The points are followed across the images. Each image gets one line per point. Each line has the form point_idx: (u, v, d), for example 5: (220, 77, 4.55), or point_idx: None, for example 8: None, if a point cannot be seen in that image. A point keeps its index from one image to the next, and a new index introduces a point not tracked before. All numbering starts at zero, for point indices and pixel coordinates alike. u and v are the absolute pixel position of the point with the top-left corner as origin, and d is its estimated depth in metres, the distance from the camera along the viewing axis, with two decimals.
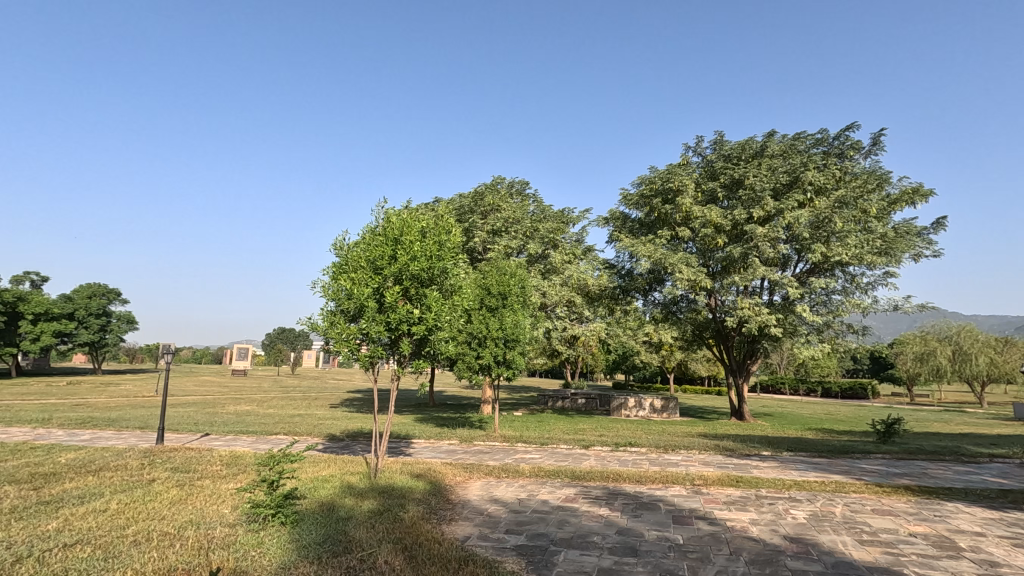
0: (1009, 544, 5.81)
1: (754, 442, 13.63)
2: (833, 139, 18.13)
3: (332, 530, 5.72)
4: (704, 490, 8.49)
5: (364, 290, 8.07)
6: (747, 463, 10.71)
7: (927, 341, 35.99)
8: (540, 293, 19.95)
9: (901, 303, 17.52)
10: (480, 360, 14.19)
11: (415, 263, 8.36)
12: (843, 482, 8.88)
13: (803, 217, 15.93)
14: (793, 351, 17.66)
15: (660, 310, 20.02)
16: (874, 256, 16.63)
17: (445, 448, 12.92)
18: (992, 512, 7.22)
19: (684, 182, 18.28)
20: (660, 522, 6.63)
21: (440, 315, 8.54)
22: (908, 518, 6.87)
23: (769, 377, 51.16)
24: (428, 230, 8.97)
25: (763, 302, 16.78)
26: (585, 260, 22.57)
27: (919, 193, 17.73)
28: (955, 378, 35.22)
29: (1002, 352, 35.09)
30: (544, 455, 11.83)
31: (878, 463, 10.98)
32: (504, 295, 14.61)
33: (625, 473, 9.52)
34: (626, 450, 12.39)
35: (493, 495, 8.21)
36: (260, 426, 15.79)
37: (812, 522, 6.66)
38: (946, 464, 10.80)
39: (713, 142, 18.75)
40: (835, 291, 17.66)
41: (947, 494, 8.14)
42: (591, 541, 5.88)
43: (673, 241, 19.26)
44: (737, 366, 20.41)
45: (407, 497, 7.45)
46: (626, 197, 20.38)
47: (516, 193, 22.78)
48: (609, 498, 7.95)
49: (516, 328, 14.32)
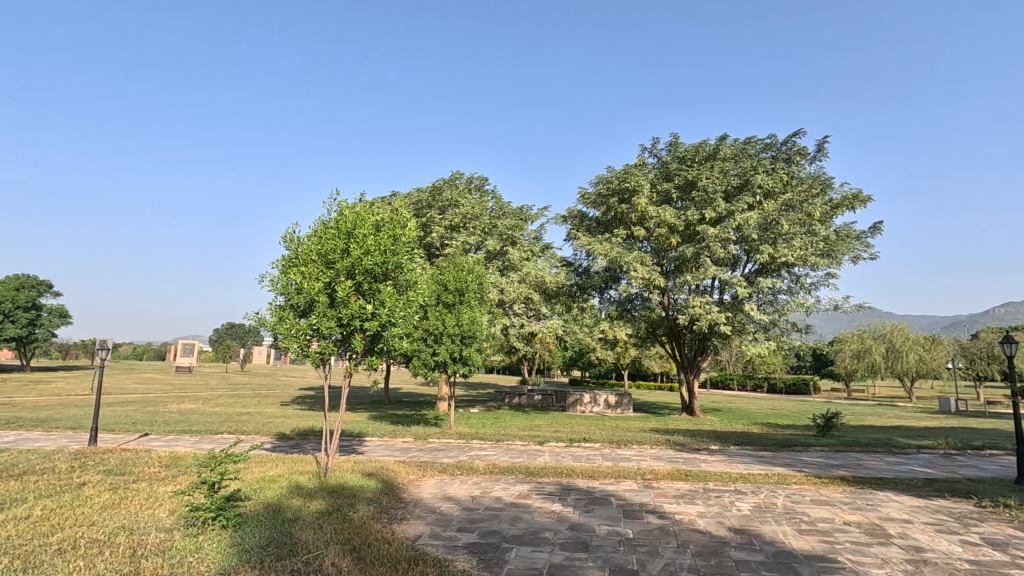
0: (933, 531, 6.18)
1: (703, 436, 14.05)
2: (782, 144, 18.84)
3: (277, 533, 5.51)
4: (655, 484, 8.67)
5: (315, 284, 7.82)
6: (697, 458, 11.02)
7: (863, 339, 37.96)
8: (497, 290, 19.94)
9: (841, 303, 18.40)
10: (436, 357, 14.01)
11: (369, 257, 8.17)
12: (785, 474, 9.27)
13: (752, 219, 16.55)
14: (741, 348, 18.30)
15: (616, 308, 20.40)
16: (817, 258, 17.40)
17: (400, 446, 12.76)
18: (919, 500, 7.68)
19: (640, 182, 18.61)
20: (612, 517, 6.73)
21: (395, 311, 8.37)
22: (843, 507, 7.23)
23: (719, 374, 52.89)
24: (383, 224, 8.78)
25: (713, 301, 17.30)
26: (543, 257, 22.70)
27: (859, 199, 18.66)
28: (888, 374, 37.36)
29: (930, 349, 36.81)
30: (499, 452, 11.83)
31: (817, 455, 11.50)
32: (461, 291, 14.51)
33: (579, 469, 9.62)
34: (581, 446, 12.54)
35: (447, 493, 8.14)
36: (204, 425, 15.14)
37: (756, 513, 6.89)
38: (879, 455, 11.42)
39: (669, 144, 19.19)
40: (781, 291, 18.38)
41: (879, 484, 8.61)
42: (543, 537, 5.91)
43: (628, 240, 19.60)
44: (689, 363, 21.04)
45: (357, 497, 7.28)
46: (584, 196, 20.59)
47: (474, 189, 22.64)
48: (562, 494, 8.01)
49: (472, 324, 14.23)
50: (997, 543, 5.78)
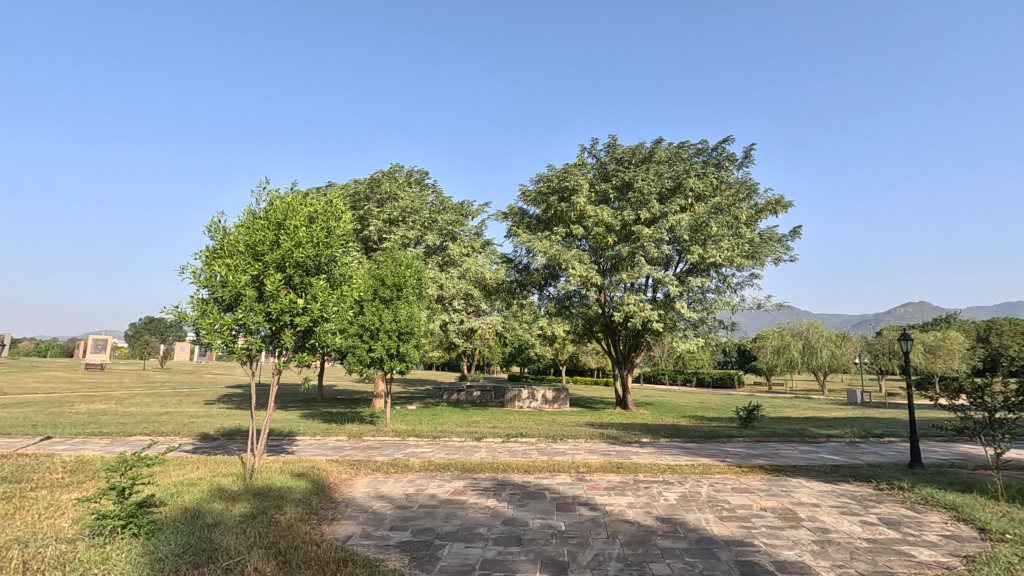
0: (838, 513, 6.70)
1: (635, 430, 14.53)
2: (712, 150, 19.74)
3: (195, 539, 5.21)
4: (588, 477, 8.88)
5: (241, 277, 7.45)
6: (628, 450, 11.39)
7: (783, 335, 40.48)
8: (437, 285, 19.78)
9: (763, 302, 19.54)
10: (372, 353, 13.69)
11: (301, 250, 7.86)
12: (709, 464, 9.74)
13: (684, 221, 17.28)
14: (672, 344, 19.05)
15: (554, 305, 20.70)
16: (743, 259, 18.37)
17: (333, 445, 12.38)
18: (826, 485, 8.29)
19: (579, 182, 18.97)
20: (545, 510, 6.84)
21: (328, 306, 8.10)
22: (760, 494, 7.69)
23: (652, 369, 54.97)
24: (316, 215, 8.46)
25: (647, 298, 17.92)
26: (483, 253, 22.67)
27: (781, 204, 19.85)
28: (804, 369, 40.05)
29: (841, 345, 39.86)
30: (435, 449, 11.73)
31: (739, 446, 12.17)
32: (399, 286, 14.26)
33: (514, 464, 9.70)
34: (517, 441, 12.65)
35: (380, 491, 7.98)
36: (116, 426, 14.08)
37: (681, 503, 7.20)
38: (794, 444, 12.24)
39: (607, 145, 19.68)
40: (709, 290, 19.26)
41: (792, 471, 9.22)
42: (477, 533, 5.91)
43: (568, 238, 19.94)
44: (623, 358, 21.70)
45: (285, 498, 7.00)
46: (525, 193, 20.74)
47: (414, 182, 22.31)
48: (497, 489, 8.05)
49: (410, 320, 14.02)
50: (892, 522, 6.33)
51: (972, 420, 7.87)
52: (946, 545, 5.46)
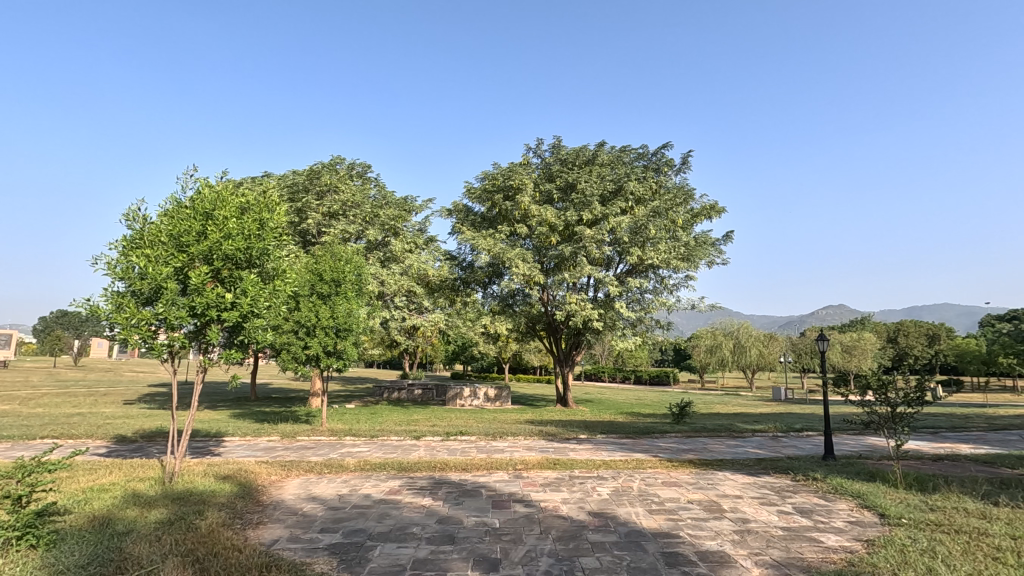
0: (758, 503, 7.09)
1: (573, 427, 14.79)
2: (652, 155, 20.39)
3: (103, 549, 4.86)
4: (524, 473, 8.97)
5: (162, 269, 7.03)
6: (566, 447, 11.60)
7: (715, 335, 42.38)
8: (377, 281, 19.48)
9: (697, 303, 20.36)
10: (308, 351, 13.24)
11: (230, 243, 7.45)
12: (642, 459, 10.06)
13: (624, 223, 17.76)
14: (612, 343, 19.53)
15: (498, 303, 20.63)
16: (679, 262, 19.04)
17: (264, 445, 11.90)
18: (749, 478, 8.76)
19: (523, 182, 19.12)
20: (481, 508, 6.86)
21: (259, 301, 7.72)
22: (688, 487, 8.02)
23: (593, 368, 56.22)
24: (248, 207, 8.05)
25: (587, 298, 18.30)
26: (426, 250, 22.44)
27: (715, 210, 20.75)
28: (734, 367, 42.04)
29: (769, 344, 42.09)
30: (372, 448, 11.51)
31: (671, 441, 12.64)
32: (337, 282, 13.85)
33: (452, 462, 9.68)
34: (457, 439, 12.64)
35: (311, 493, 7.72)
36: (18, 429, 12.94)
37: (613, 497, 7.39)
38: (721, 439, 12.85)
39: (552, 146, 19.94)
40: (647, 291, 19.86)
41: (719, 465, 9.67)
42: (410, 533, 5.84)
43: (512, 237, 20.01)
44: (564, 356, 22.08)
45: (207, 502, 6.65)
46: (470, 190, 20.70)
47: (356, 175, 21.78)
48: (433, 488, 7.99)
49: (349, 317, 13.64)
50: (805, 510, 6.76)
51: (877, 415, 8.52)
52: (850, 531, 5.89)
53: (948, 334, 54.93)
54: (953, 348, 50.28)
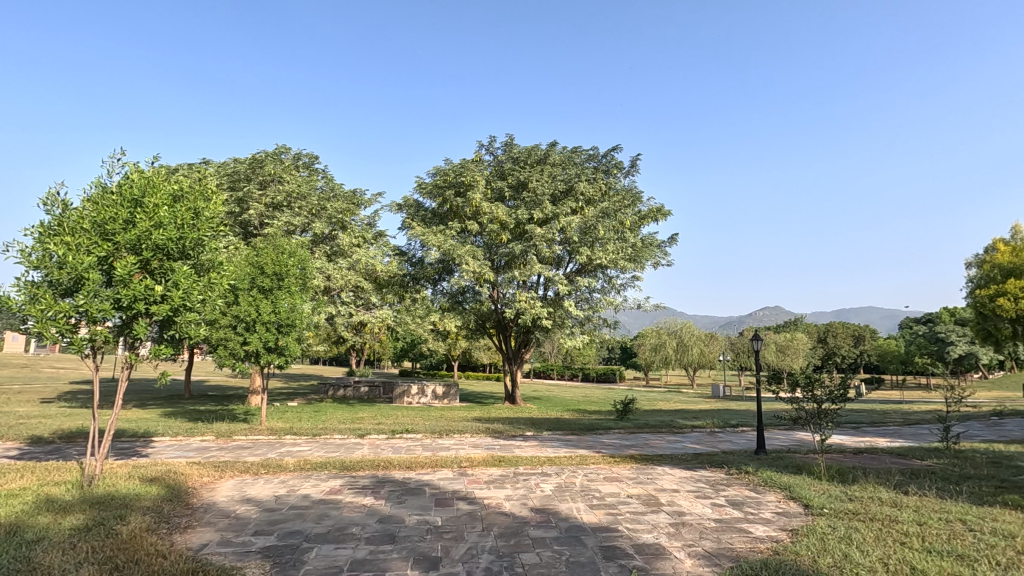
0: (693, 497, 7.36)
1: (520, 424, 14.88)
2: (602, 157, 20.76)
3: (7, 559, 4.50)
4: (469, 471, 8.95)
5: (84, 258, 6.57)
6: (512, 444, 11.68)
7: (660, 333, 43.59)
8: (323, 275, 18.92)
9: (642, 303, 20.91)
10: (247, 347, 12.70)
11: (161, 232, 7.03)
12: (586, 455, 10.24)
13: (574, 222, 18.03)
14: (559, 341, 19.75)
15: (447, 300, 20.36)
16: (626, 262, 19.44)
17: (196, 445, 11.33)
18: (687, 472, 9.09)
19: (475, 178, 19.05)
20: (423, 506, 6.81)
21: (192, 294, 7.32)
22: (628, 482, 8.23)
23: (542, 366, 56.79)
24: (182, 194, 7.61)
25: (537, 296, 18.42)
26: (375, 245, 22.00)
27: (661, 212, 21.35)
28: (677, 365, 43.45)
29: (710, 343, 43.75)
30: (313, 448, 11.19)
31: (614, 437, 12.93)
32: (280, 275, 13.35)
33: (396, 461, 9.53)
34: (402, 437, 12.49)
35: (246, 494, 7.42)
36: None
37: (556, 493, 7.50)
38: (662, 435, 13.27)
39: (504, 144, 19.97)
40: (595, 290, 20.23)
41: (658, 460, 9.97)
42: (349, 533, 5.71)
43: (462, 233, 19.90)
44: (513, 354, 22.21)
45: (131, 506, 6.27)
46: (421, 185, 20.42)
47: (302, 166, 21.07)
48: (376, 487, 7.84)
49: (291, 312, 13.20)
50: (736, 503, 7.08)
51: (804, 411, 8.99)
52: (776, 521, 6.20)
53: (871, 334, 58.87)
54: (875, 348, 53.91)
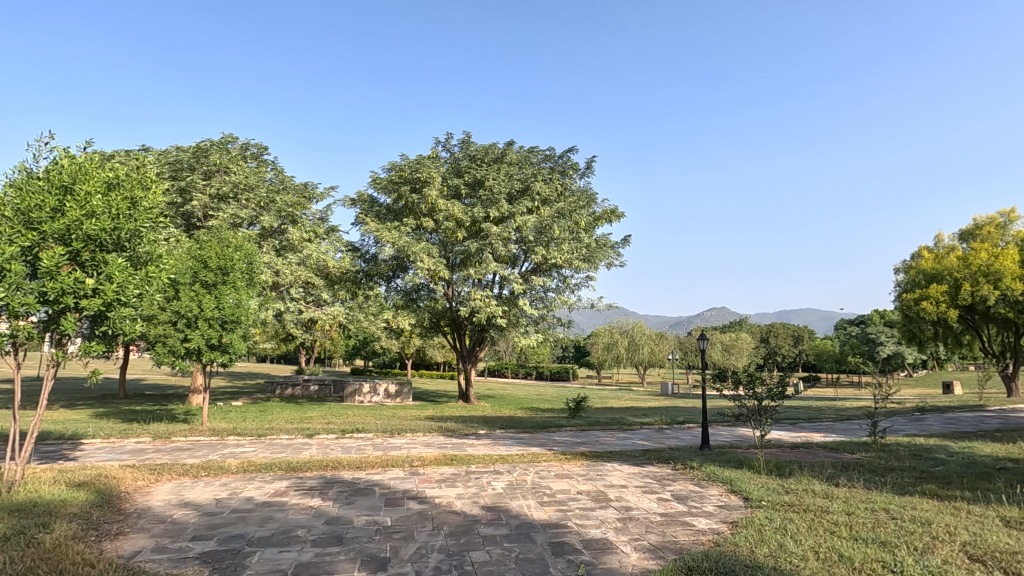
0: (640, 492, 7.56)
1: (473, 422, 14.87)
2: (559, 157, 20.96)
3: None
4: (421, 470, 8.87)
5: (4, 248, 6.12)
6: (464, 442, 11.66)
7: (612, 332, 44.39)
8: (271, 271, 18.30)
9: (596, 302, 21.28)
10: (188, 344, 12.15)
11: (94, 222, 6.64)
12: (538, 453, 10.34)
13: (529, 222, 18.15)
14: (514, 340, 19.82)
15: (401, 297, 20.12)
16: (580, 262, 19.73)
17: (130, 448, 10.75)
18: (635, 468, 9.32)
19: (431, 175, 18.87)
20: (372, 506, 6.71)
21: (128, 289, 6.93)
22: (578, 479, 8.37)
23: (497, 364, 56.90)
24: (118, 182, 7.21)
25: (492, 294, 18.43)
26: (327, 240, 21.46)
27: (616, 214, 21.76)
28: (629, 364, 44.44)
29: (660, 342, 44.97)
30: (258, 448, 10.83)
31: (566, 435, 13.11)
32: (224, 270, 12.83)
33: (346, 461, 9.35)
34: (352, 436, 12.26)
35: (184, 498, 7.10)
36: None
37: (507, 491, 7.54)
38: (613, 432, 13.56)
39: (461, 141, 19.87)
40: (550, 289, 20.43)
41: (608, 457, 10.18)
42: (294, 536, 5.57)
43: (417, 230, 19.69)
44: (467, 352, 22.16)
45: (56, 513, 5.89)
46: (376, 181, 20.07)
47: (251, 157, 20.32)
48: (323, 488, 7.67)
49: (237, 308, 12.71)
50: (681, 497, 7.32)
51: (745, 408, 9.37)
52: (718, 514, 6.45)
53: (809, 334, 61.95)
54: (813, 348, 56.75)
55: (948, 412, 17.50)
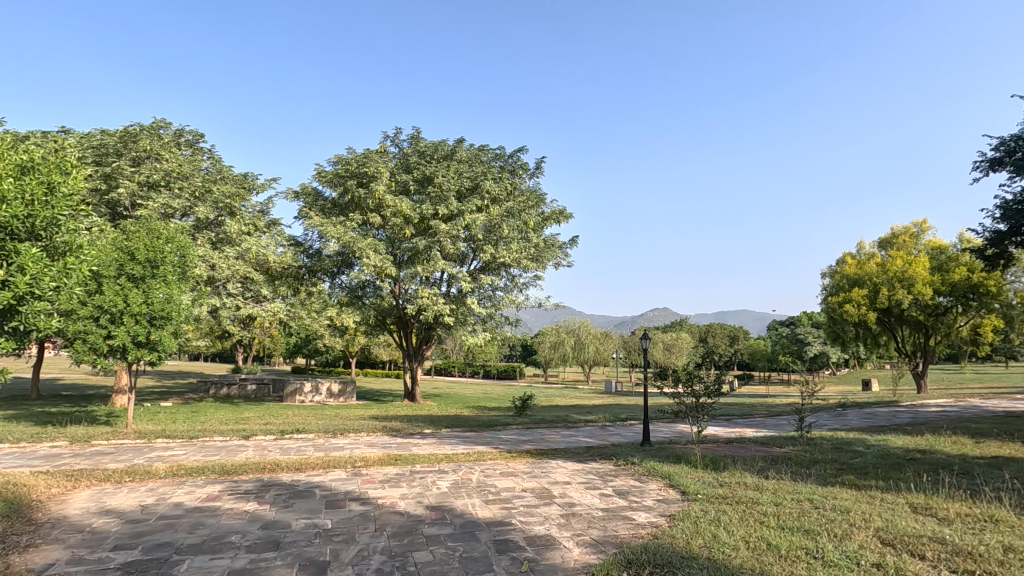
0: (583, 488, 7.70)
1: (418, 421, 14.70)
2: (509, 157, 21.02)
3: None
4: (364, 471, 8.69)
5: None
6: (409, 442, 11.50)
7: (559, 332, 44.97)
8: (206, 264, 17.41)
9: (543, 301, 21.52)
10: (111, 341, 11.38)
11: (5, 209, 6.04)
12: (484, 452, 10.35)
13: (478, 220, 18.11)
14: (461, 338, 19.73)
15: (346, 294, 19.63)
16: (528, 262, 19.88)
17: (44, 453, 9.95)
18: (578, 465, 9.49)
19: (379, 170, 18.47)
20: (312, 509, 6.51)
21: (42, 281, 6.37)
22: (523, 477, 8.43)
23: (443, 363, 56.48)
24: (32, 166, 6.66)
25: (440, 292, 18.28)
26: (267, 234, 20.63)
27: (564, 215, 22.06)
28: (575, 363, 45.18)
29: (605, 342, 45.98)
30: (189, 451, 10.28)
31: (512, 433, 13.17)
32: (154, 263, 12.08)
33: (284, 462, 9.03)
34: (292, 437, 11.86)
35: (105, 505, 6.65)
36: None
37: (452, 490, 7.51)
38: (557, 430, 13.75)
39: (410, 137, 19.60)
40: (498, 288, 20.50)
41: (552, 454, 10.31)
42: (227, 542, 5.32)
43: (363, 226, 19.27)
44: (414, 351, 21.89)
45: None
46: (321, 174, 19.47)
47: (185, 144, 19.25)
48: (260, 491, 7.37)
49: (167, 304, 12.01)
50: (622, 492, 7.51)
51: (684, 405, 9.72)
52: (657, 508, 6.66)
53: (744, 334, 64.99)
54: (747, 348, 59.58)
55: (866, 407, 18.81)
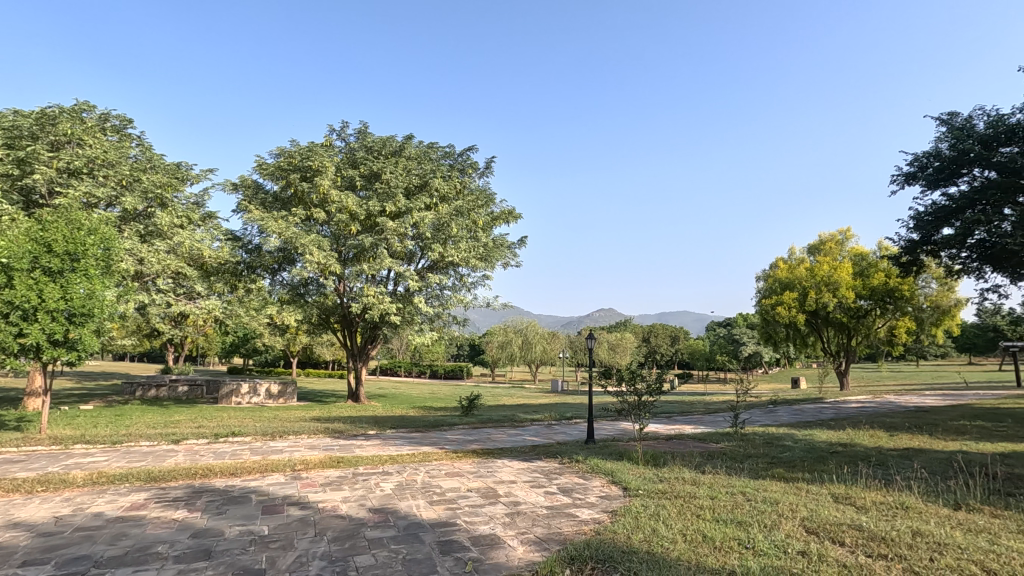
0: (529, 486, 7.76)
1: (362, 422, 14.39)
2: (458, 155, 20.91)
3: None
4: (304, 474, 8.41)
5: None
6: (352, 444, 11.23)
7: (507, 332, 45.14)
8: (134, 258, 16.37)
9: (491, 301, 21.57)
10: (23, 339, 10.53)
11: None
12: (429, 452, 10.24)
13: (427, 219, 17.92)
14: (408, 337, 19.45)
15: (287, 292, 18.96)
16: (477, 261, 19.86)
17: None
18: (524, 463, 9.55)
19: (323, 164, 17.93)
20: (247, 515, 6.25)
21: None
22: (469, 477, 8.40)
23: (389, 363, 55.50)
24: None
25: (386, 291, 17.95)
26: (202, 228, 19.62)
27: (513, 215, 22.16)
28: (522, 362, 45.48)
29: (552, 341, 46.55)
30: (112, 458, 9.62)
31: (458, 433, 13.10)
32: (74, 256, 11.22)
33: (218, 467, 8.60)
34: (227, 440, 11.33)
35: (13, 518, 6.11)
36: None
37: (396, 492, 7.38)
38: (503, 429, 13.78)
39: (357, 131, 19.17)
40: (446, 287, 20.37)
41: (498, 454, 10.32)
42: (153, 553, 5.02)
43: (307, 221, 18.68)
44: (358, 350, 21.41)
45: None
46: (261, 166, 18.70)
47: (111, 129, 18.02)
48: (190, 498, 6.99)
49: (89, 300, 11.20)
50: (566, 490, 7.62)
51: (627, 403, 9.97)
52: (600, 504, 6.80)
53: (684, 335, 67.41)
54: (686, 347, 61.81)
55: (794, 404, 19.91)
